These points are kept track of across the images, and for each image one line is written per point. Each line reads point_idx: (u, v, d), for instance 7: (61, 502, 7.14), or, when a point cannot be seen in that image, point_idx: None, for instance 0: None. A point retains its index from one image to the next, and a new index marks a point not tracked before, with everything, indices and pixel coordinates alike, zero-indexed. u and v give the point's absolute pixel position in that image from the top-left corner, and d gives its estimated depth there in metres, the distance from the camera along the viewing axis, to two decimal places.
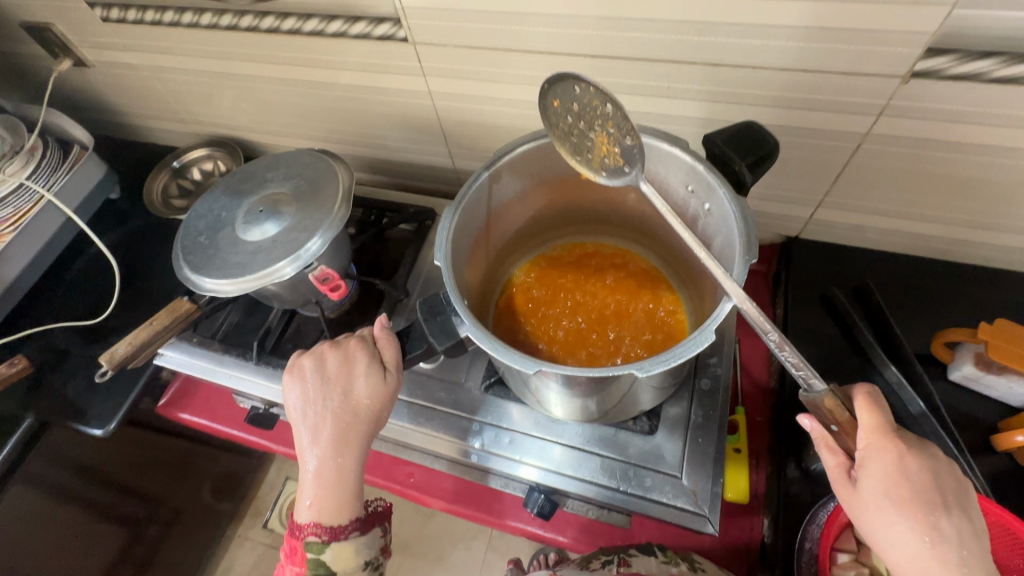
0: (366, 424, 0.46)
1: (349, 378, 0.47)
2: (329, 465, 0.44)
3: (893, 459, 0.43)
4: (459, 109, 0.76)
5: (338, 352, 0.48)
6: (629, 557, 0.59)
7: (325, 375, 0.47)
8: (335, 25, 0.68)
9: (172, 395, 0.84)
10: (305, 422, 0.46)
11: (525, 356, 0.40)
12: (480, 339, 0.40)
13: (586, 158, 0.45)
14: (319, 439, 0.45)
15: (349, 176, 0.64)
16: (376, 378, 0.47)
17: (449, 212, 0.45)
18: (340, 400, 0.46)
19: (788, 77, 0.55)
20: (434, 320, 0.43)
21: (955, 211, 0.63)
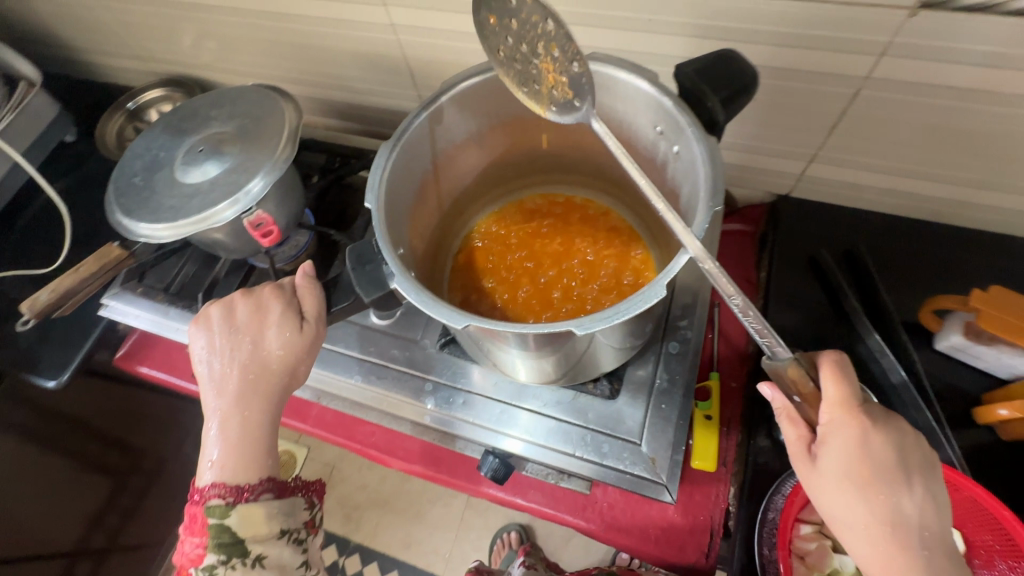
0: (278, 377, 0.45)
1: (261, 329, 0.45)
2: (238, 418, 0.43)
3: (855, 435, 0.40)
4: (426, 47, 0.69)
5: (251, 301, 0.46)
6: None
7: (236, 325, 0.45)
8: None
9: (130, 347, 0.82)
10: (212, 375, 0.44)
11: (457, 309, 0.36)
12: (408, 291, 0.36)
13: (533, 90, 0.41)
14: (226, 390, 0.43)
15: (296, 114, 0.58)
16: (291, 329, 0.45)
17: (384, 149, 0.41)
18: (250, 351, 0.44)
19: (781, 8, 0.49)
20: (361, 270, 0.38)
21: (957, 169, 0.58)
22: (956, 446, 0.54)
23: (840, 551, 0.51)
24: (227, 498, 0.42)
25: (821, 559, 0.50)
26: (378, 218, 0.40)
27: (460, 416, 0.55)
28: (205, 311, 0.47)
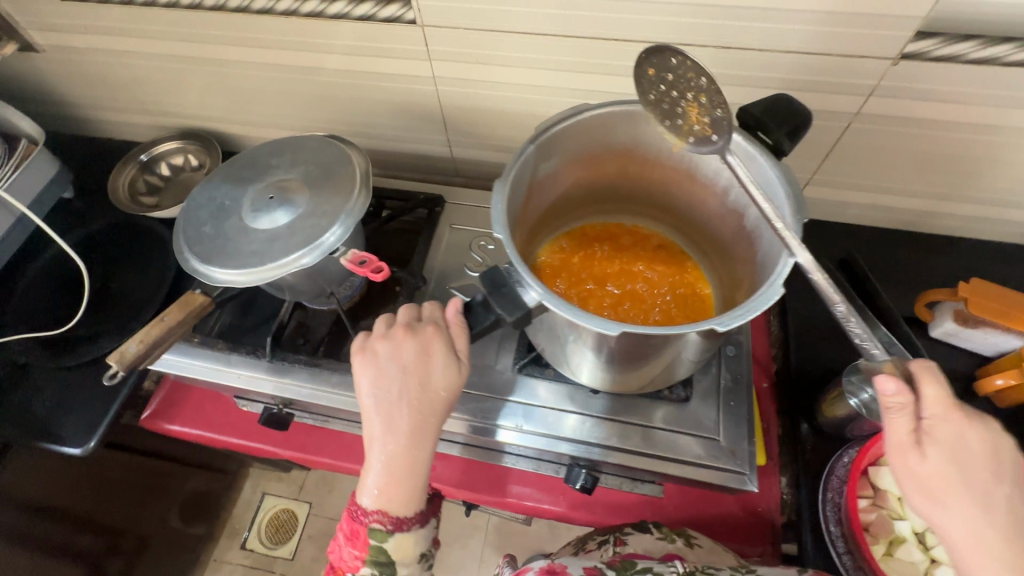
0: (439, 414, 0.47)
1: (424, 368, 0.47)
2: (404, 453, 0.45)
3: (961, 432, 0.41)
4: (463, 96, 0.75)
5: (414, 340, 0.48)
6: (625, 536, 0.64)
7: (401, 362, 0.47)
8: (337, 6, 0.66)
9: (156, 406, 0.76)
10: (379, 409, 0.46)
11: (606, 319, 0.40)
12: (556, 306, 0.40)
13: (677, 125, 0.45)
14: (393, 426, 0.46)
15: (365, 162, 0.62)
16: (453, 369, 0.47)
17: (501, 186, 0.45)
18: (414, 389, 0.47)
19: (790, 58, 0.60)
20: (500, 293, 0.42)
21: (925, 184, 0.71)
22: None
23: (898, 519, 0.57)
24: (387, 524, 0.46)
25: (884, 527, 0.56)
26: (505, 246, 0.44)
27: (546, 433, 0.58)
28: (367, 344, 0.49)
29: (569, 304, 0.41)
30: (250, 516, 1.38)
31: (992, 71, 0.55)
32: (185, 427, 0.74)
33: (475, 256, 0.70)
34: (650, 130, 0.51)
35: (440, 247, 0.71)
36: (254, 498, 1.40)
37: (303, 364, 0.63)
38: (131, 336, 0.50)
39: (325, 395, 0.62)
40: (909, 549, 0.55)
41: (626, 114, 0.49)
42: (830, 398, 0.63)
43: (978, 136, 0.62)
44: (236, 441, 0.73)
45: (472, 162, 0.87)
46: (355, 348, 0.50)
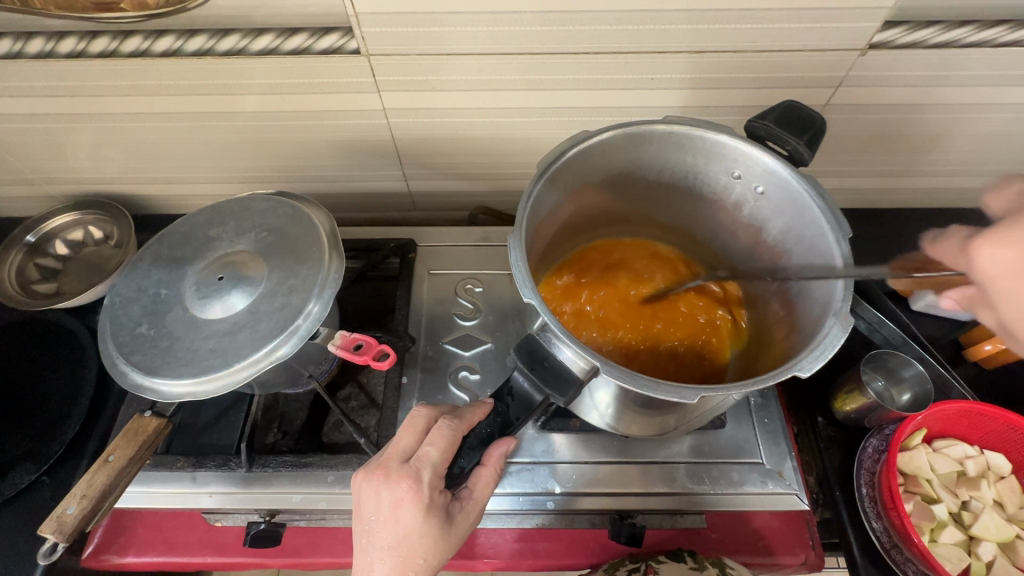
0: None
1: (397, 533, 0.36)
2: None
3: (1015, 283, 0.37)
4: (419, 127, 0.68)
5: (386, 493, 0.36)
6: (656, 564, 0.53)
7: (366, 518, 0.36)
8: (263, 40, 0.56)
9: (99, 539, 0.62)
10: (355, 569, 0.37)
11: (678, 385, 0.36)
12: (622, 379, 0.36)
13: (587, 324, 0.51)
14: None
15: (331, 219, 0.53)
16: (428, 536, 0.36)
17: (515, 241, 0.40)
18: (384, 559, 0.36)
19: (764, 58, 0.58)
20: (545, 368, 0.37)
21: (885, 164, 0.73)
22: (964, 383, 0.64)
23: (933, 502, 0.58)
24: None
25: (926, 515, 0.56)
26: (536, 312, 0.38)
27: (583, 490, 0.53)
28: (359, 480, 0.37)
29: (633, 375, 0.36)
30: None
31: (951, 54, 0.57)
32: (142, 557, 0.61)
33: (463, 302, 0.63)
34: (657, 149, 0.47)
35: (423, 298, 0.64)
36: None
37: (287, 465, 0.53)
38: (71, 493, 0.40)
39: (324, 497, 0.53)
40: (950, 531, 0.56)
41: (631, 139, 0.45)
42: (841, 392, 0.63)
43: (934, 114, 0.65)
44: (212, 561, 0.61)
45: (432, 194, 0.80)
46: (357, 472, 0.38)
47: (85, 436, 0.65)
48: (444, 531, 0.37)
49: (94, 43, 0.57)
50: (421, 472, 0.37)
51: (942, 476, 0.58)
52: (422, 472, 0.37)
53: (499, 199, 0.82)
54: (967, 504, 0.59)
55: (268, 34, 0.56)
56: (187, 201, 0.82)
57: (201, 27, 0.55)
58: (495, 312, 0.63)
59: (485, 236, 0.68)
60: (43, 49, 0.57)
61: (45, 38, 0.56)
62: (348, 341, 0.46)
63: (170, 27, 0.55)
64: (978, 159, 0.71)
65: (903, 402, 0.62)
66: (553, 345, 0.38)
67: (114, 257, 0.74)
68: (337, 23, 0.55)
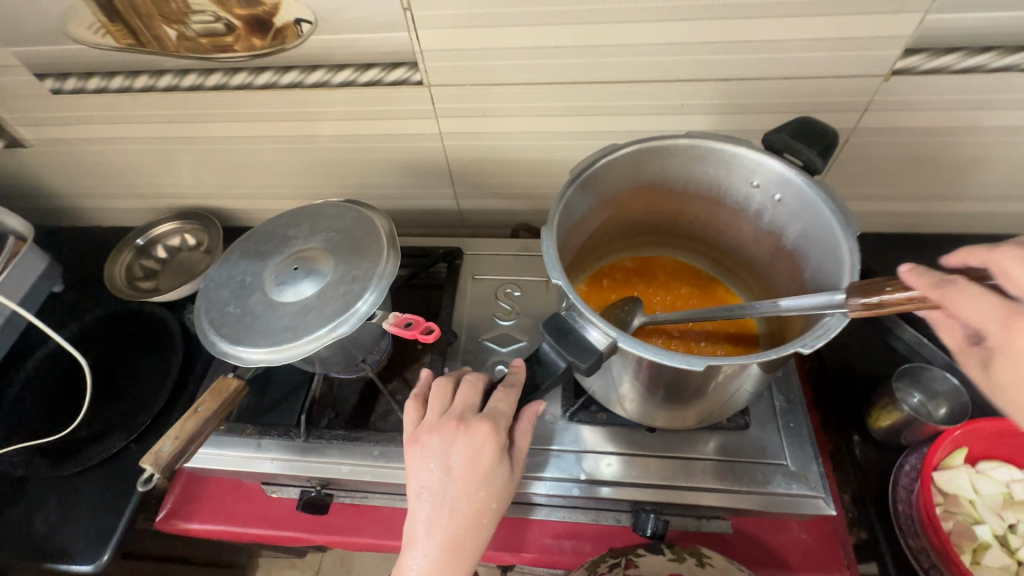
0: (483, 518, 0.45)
1: (474, 477, 0.45)
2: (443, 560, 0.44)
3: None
4: (469, 149, 0.76)
5: (468, 436, 0.45)
6: (636, 557, 0.54)
7: (446, 467, 0.45)
8: (343, 74, 0.66)
9: (173, 504, 0.70)
10: (430, 506, 0.45)
11: (686, 354, 0.39)
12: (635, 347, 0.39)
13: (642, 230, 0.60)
14: (430, 537, 0.44)
15: (388, 222, 0.61)
16: (496, 482, 0.46)
17: (548, 234, 0.45)
18: (460, 501, 0.44)
19: (787, 84, 0.63)
20: (569, 339, 0.41)
21: (922, 188, 0.74)
22: None
23: (976, 523, 0.56)
24: None
25: (967, 533, 0.55)
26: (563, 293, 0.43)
27: (606, 480, 0.55)
28: (439, 428, 0.46)
29: (645, 345, 0.40)
30: None
31: (977, 79, 0.59)
32: (205, 523, 0.69)
33: (502, 304, 0.69)
34: (681, 160, 0.51)
35: (466, 301, 0.70)
36: None
37: (338, 440, 0.60)
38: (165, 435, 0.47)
39: (369, 470, 0.58)
40: (996, 554, 0.54)
41: (656, 150, 0.50)
42: (876, 408, 0.63)
43: (969, 138, 0.66)
44: (264, 532, 0.68)
45: (479, 212, 0.88)
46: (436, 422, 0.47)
47: (168, 412, 0.74)
48: (506, 478, 0.46)
49: (209, 78, 0.69)
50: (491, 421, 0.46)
51: (988, 498, 0.56)
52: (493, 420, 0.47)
53: (541, 218, 0.88)
54: (1011, 527, 0.57)
55: (347, 69, 0.66)
56: (267, 215, 0.94)
57: (293, 64, 0.66)
58: (531, 315, 0.68)
59: (526, 247, 0.74)
60: (171, 83, 0.70)
61: (172, 75, 0.69)
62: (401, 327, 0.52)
63: (270, 65, 0.67)
64: (1022, 183, 0.71)
65: (945, 413, 0.61)
66: (578, 322, 0.42)
67: (204, 261, 0.86)
68: (404, 59, 0.64)
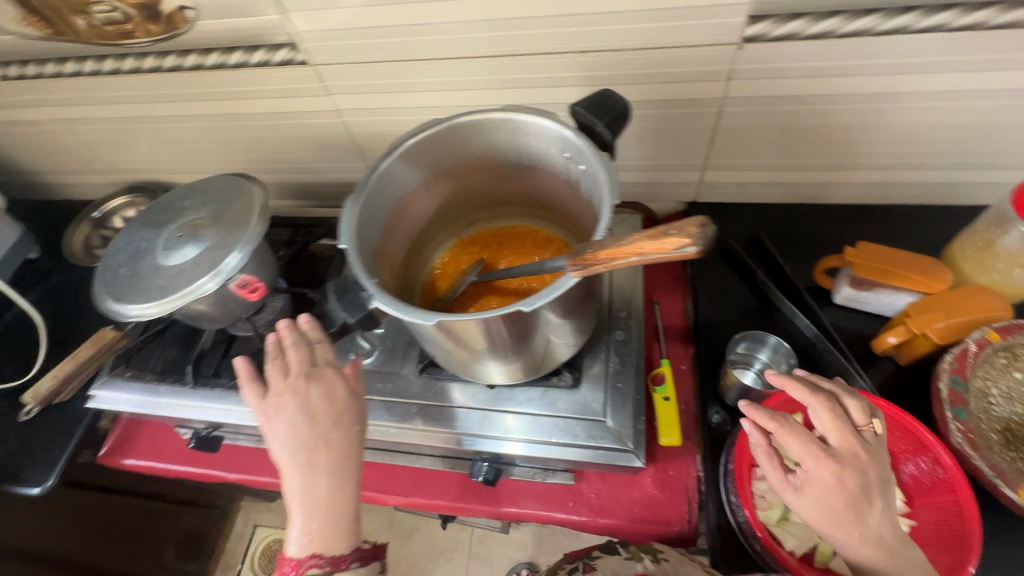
0: (357, 449, 0.45)
1: (337, 410, 0.45)
2: (331, 495, 0.42)
3: (874, 419, 0.46)
4: (368, 124, 0.80)
5: (317, 381, 0.45)
6: (593, 560, 0.65)
7: (309, 411, 0.44)
8: (235, 56, 0.72)
9: (113, 442, 0.81)
10: (301, 457, 0.42)
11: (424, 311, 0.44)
12: (383, 304, 0.44)
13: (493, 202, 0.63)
14: (314, 482, 0.42)
15: (264, 194, 0.67)
16: (357, 409, 0.46)
17: (350, 202, 0.49)
18: (332, 437, 0.43)
19: (645, 55, 0.63)
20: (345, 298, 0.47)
21: (810, 157, 0.74)
22: (867, 377, 0.64)
23: None
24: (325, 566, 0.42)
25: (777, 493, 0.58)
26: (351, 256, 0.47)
27: (446, 428, 0.61)
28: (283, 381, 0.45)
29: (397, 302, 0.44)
30: (242, 550, 1.41)
31: (827, 45, 0.58)
32: (138, 460, 0.79)
33: None
34: (499, 133, 0.54)
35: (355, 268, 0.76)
36: (247, 531, 1.43)
37: (222, 388, 0.68)
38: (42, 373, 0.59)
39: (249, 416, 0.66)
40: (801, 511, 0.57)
41: (472, 124, 0.53)
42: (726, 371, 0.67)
43: (842, 106, 0.65)
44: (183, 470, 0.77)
45: None
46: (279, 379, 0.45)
47: None
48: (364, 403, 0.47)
49: (125, 63, 0.76)
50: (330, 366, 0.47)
51: None
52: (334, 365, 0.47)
53: None
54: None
55: (238, 51, 0.71)
56: None
57: (191, 48, 0.72)
58: None
59: None
60: (95, 68, 0.77)
61: (94, 60, 0.76)
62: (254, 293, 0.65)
63: (172, 49, 0.73)
64: (908, 151, 0.70)
65: (790, 368, 0.67)
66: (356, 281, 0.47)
67: None
68: (284, 41, 0.69)
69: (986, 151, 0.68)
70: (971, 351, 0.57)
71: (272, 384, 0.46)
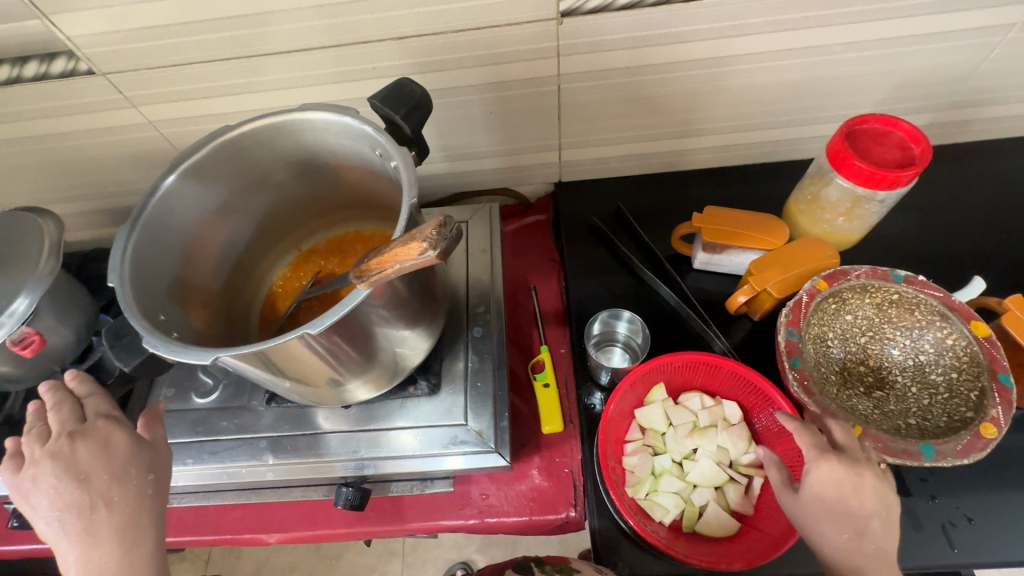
0: (150, 498, 0.41)
1: (115, 463, 0.41)
2: (117, 558, 0.38)
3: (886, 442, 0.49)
4: (191, 135, 0.72)
5: (92, 438, 0.41)
6: None
7: (77, 472, 0.39)
8: (2, 70, 0.61)
9: None
10: (76, 525, 0.38)
11: (204, 347, 0.39)
12: (158, 347, 0.39)
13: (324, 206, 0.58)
14: (94, 546, 0.38)
15: (57, 228, 0.58)
16: (146, 456, 0.42)
17: (123, 230, 0.43)
18: (111, 493, 0.39)
19: (466, 37, 0.60)
20: (118, 343, 0.42)
21: (656, 128, 0.74)
22: (724, 337, 0.66)
23: (658, 454, 0.61)
24: None
25: (644, 466, 0.60)
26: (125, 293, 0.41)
27: (298, 459, 0.57)
28: (50, 447, 0.41)
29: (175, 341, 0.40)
30: None
31: (643, 14, 0.58)
32: None
33: None
34: (303, 134, 0.49)
35: None
36: None
37: None
38: None
39: None
40: (669, 480, 0.59)
41: (266, 128, 0.47)
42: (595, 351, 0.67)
43: (673, 74, 0.66)
44: None
45: None
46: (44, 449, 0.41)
47: None
48: (156, 448, 0.43)
49: None
50: (109, 418, 0.43)
51: (677, 427, 0.61)
52: (116, 417, 0.44)
53: None
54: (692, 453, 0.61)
55: (3, 65, 0.61)
56: None
57: None
58: None
59: None
60: None
61: None
62: (33, 349, 0.55)
63: None
64: (742, 114, 0.72)
65: (644, 337, 0.69)
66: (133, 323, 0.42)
67: None
68: (58, 49, 0.59)
69: (809, 107, 0.72)
70: (805, 301, 0.59)
71: (30, 456, 0.41)
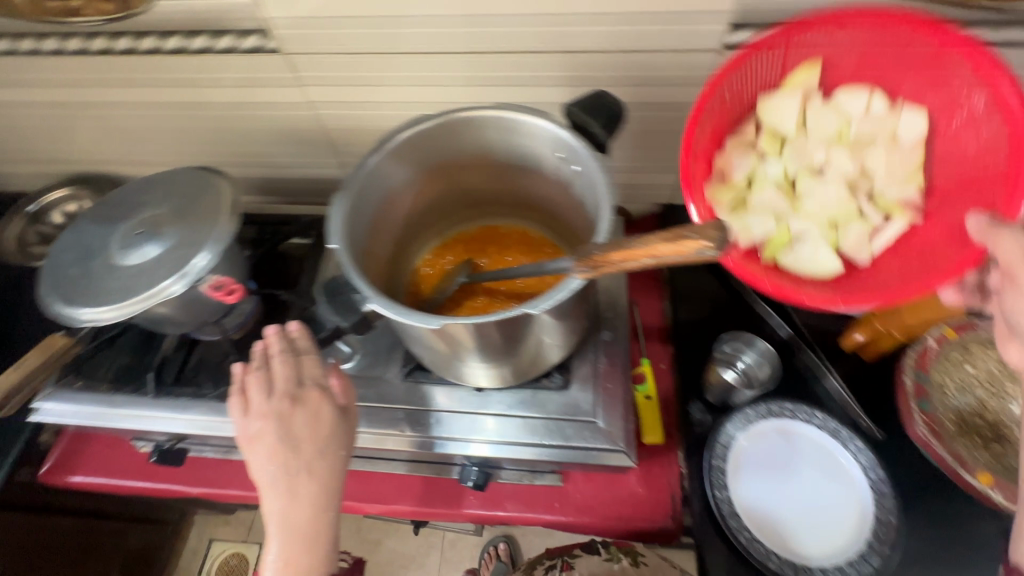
0: (337, 473, 0.48)
1: (320, 437, 0.48)
2: (310, 520, 0.46)
3: None
4: (344, 118, 0.77)
5: (305, 408, 0.49)
6: (573, 560, 0.72)
7: (293, 437, 0.47)
8: (199, 41, 0.66)
9: (57, 459, 0.74)
10: (284, 483, 0.46)
11: (427, 315, 0.43)
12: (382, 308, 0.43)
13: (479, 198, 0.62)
14: (294, 505, 0.46)
15: (233, 189, 0.62)
16: (340, 435, 0.49)
17: (339, 199, 0.47)
18: (313, 464, 0.47)
19: (631, 57, 0.63)
20: None
21: None
22: (837, 375, 0.67)
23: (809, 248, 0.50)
24: None
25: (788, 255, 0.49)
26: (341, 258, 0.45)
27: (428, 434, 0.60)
28: (273, 406, 0.48)
29: (395, 305, 0.44)
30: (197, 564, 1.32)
31: None
32: (87, 476, 0.73)
33: None
34: (492, 130, 0.52)
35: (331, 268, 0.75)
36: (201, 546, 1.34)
37: (186, 397, 0.63)
38: None
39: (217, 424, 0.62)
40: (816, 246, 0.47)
41: (463, 122, 0.51)
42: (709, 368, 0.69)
43: None
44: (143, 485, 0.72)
45: None
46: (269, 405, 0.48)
47: None
48: (348, 428, 0.51)
49: (70, 43, 0.69)
50: (319, 391, 0.50)
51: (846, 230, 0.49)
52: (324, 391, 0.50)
53: None
54: (821, 173, 0.56)
55: (201, 36, 0.66)
56: None
57: (149, 30, 0.67)
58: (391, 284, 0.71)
59: None
60: (34, 47, 0.70)
61: (34, 38, 0.69)
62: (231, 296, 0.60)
63: (128, 30, 0.67)
64: None
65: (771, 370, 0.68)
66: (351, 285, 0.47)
67: None
68: (255, 27, 0.65)
69: None
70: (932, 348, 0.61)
71: (256, 406, 0.49)
